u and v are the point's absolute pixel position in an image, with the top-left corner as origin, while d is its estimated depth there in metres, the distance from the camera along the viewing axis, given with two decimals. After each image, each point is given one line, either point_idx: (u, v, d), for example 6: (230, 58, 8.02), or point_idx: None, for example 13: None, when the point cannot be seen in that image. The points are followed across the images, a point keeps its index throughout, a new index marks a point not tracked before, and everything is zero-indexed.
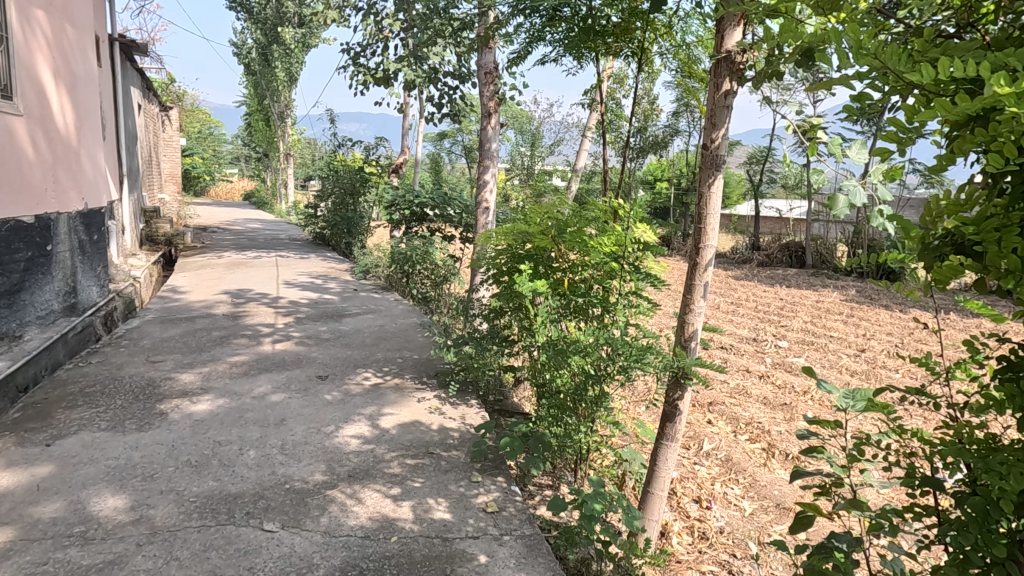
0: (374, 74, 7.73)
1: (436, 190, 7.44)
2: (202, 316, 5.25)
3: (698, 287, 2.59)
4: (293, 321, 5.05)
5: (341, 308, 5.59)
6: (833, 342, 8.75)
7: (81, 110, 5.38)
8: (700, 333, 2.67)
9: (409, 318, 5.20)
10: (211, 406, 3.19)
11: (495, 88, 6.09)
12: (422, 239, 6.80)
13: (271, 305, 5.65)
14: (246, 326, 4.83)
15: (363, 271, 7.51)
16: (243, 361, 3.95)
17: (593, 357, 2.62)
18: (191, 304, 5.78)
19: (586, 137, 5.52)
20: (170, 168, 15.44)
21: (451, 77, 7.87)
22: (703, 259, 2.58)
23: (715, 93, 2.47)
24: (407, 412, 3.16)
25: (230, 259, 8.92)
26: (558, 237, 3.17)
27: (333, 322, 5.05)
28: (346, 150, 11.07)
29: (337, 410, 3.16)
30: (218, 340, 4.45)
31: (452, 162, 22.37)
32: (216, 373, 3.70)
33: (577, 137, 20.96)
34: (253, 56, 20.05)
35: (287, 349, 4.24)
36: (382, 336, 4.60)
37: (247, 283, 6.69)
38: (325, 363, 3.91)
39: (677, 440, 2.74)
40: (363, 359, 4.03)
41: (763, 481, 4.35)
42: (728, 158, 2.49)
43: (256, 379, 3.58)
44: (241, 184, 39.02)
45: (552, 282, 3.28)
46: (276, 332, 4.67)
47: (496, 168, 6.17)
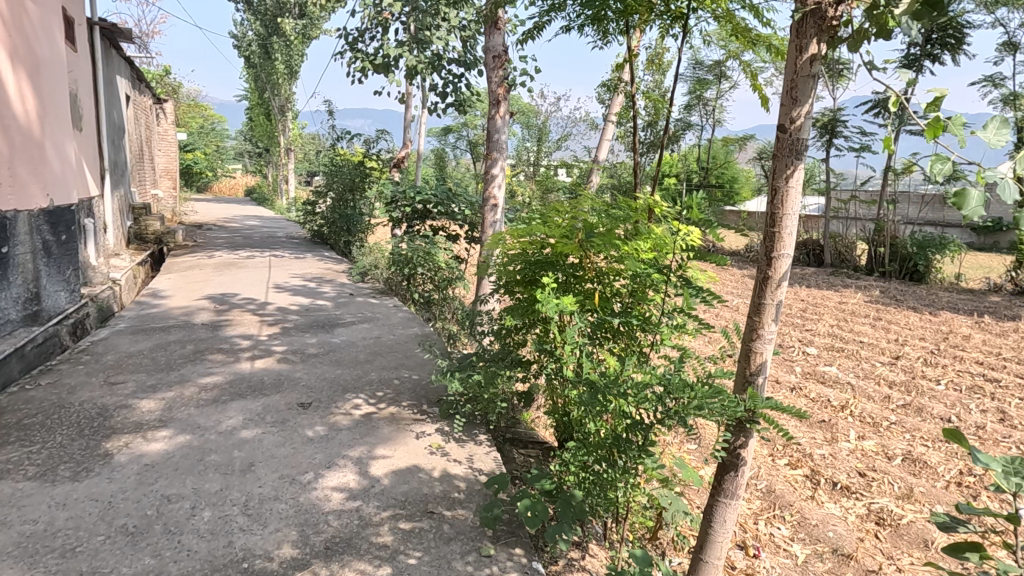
0: (372, 60, 7.18)
1: (440, 186, 6.89)
2: (179, 325, 4.72)
3: (770, 308, 2.05)
4: (279, 332, 4.50)
5: (335, 316, 5.05)
6: (864, 348, 8.17)
7: (46, 97, 4.81)
8: (770, 365, 2.13)
9: (410, 329, 4.65)
10: (168, 444, 2.65)
11: (504, 73, 5.53)
12: (424, 239, 6.24)
13: (257, 313, 5.12)
14: (226, 339, 4.29)
15: (360, 273, 6.97)
16: (216, 383, 3.41)
17: (637, 400, 2.02)
18: (170, 310, 5.25)
19: (612, 119, 4.81)
20: (165, 164, 14.91)
21: (456, 65, 7.33)
22: (777, 273, 2.03)
23: (797, 58, 1.90)
24: (404, 454, 2.61)
25: (220, 259, 8.40)
26: (586, 242, 2.63)
27: (324, 333, 4.50)
28: (346, 142, 10.16)
29: (319, 450, 2.61)
30: (192, 356, 3.91)
31: (456, 157, 21.84)
32: (181, 399, 3.16)
33: (585, 131, 20.40)
34: (252, 48, 19.51)
35: (267, 368, 3.69)
36: (377, 351, 4.06)
37: (234, 287, 6.16)
38: (310, 386, 3.36)
39: (738, 497, 2.19)
40: (354, 380, 3.48)
41: (814, 519, 3.79)
42: (811, 144, 1.94)
43: (227, 407, 3.04)
44: (242, 180, 38.55)
45: (578, 295, 2.74)
46: (257, 346, 4.13)
47: (505, 161, 5.62)
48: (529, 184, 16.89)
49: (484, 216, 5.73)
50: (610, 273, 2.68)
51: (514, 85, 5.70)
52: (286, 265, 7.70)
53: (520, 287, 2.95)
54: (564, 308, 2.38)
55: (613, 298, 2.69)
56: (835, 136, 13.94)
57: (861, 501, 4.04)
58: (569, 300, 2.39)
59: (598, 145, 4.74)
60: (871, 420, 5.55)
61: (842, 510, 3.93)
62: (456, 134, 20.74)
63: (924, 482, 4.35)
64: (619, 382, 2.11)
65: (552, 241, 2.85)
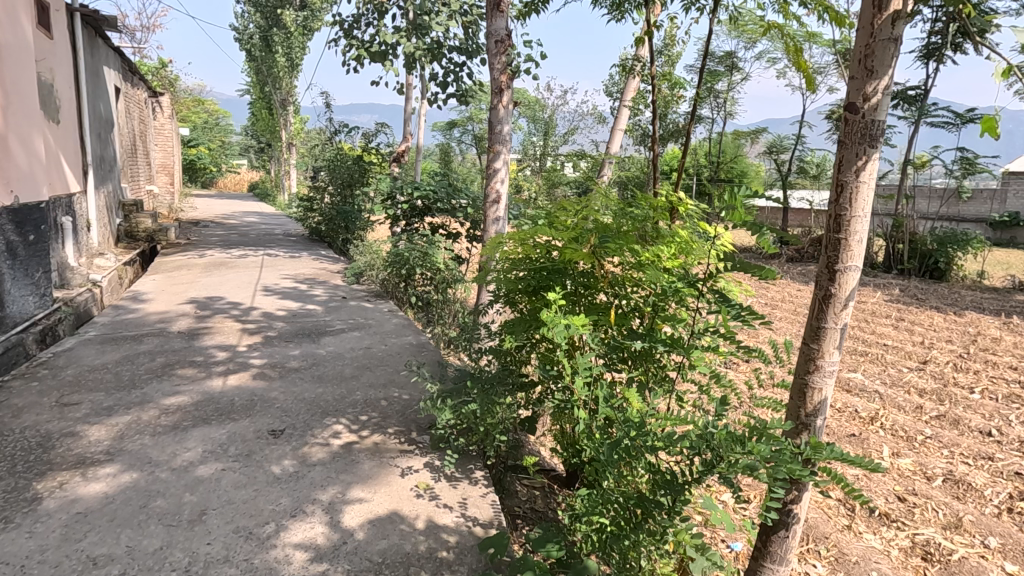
0: (368, 48, 6.76)
1: (440, 181, 6.46)
2: (153, 334, 4.33)
3: (832, 334, 1.65)
4: (260, 342, 4.11)
5: (324, 323, 4.65)
6: (889, 352, 7.71)
7: (8, 85, 4.42)
8: (830, 404, 1.72)
9: (403, 338, 4.26)
10: (110, 485, 2.26)
11: (508, 59, 5.11)
12: (422, 239, 5.85)
13: (239, 319, 4.72)
14: (201, 351, 3.90)
15: (355, 274, 6.55)
16: (180, 404, 3.02)
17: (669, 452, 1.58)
18: (148, 316, 4.87)
19: (627, 99, 4.27)
20: (161, 159, 14.54)
21: (457, 53, 6.90)
22: (841, 290, 1.62)
23: (875, 16, 1.49)
24: (385, 499, 2.21)
25: (212, 258, 8.03)
26: (599, 247, 2.24)
27: (309, 343, 4.11)
28: (344, 137, 9.71)
29: (285, 493, 2.22)
30: (160, 371, 3.52)
31: (461, 151, 21.43)
32: (137, 425, 2.77)
33: (593, 125, 19.92)
34: (253, 41, 19.12)
35: (241, 386, 3.30)
36: (366, 365, 3.66)
37: (219, 290, 5.77)
38: (285, 409, 2.97)
39: (787, 564, 1.79)
40: (336, 401, 3.08)
41: (854, 555, 3.37)
42: (889, 128, 1.53)
43: (186, 436, 2.64)
44: (247, 175, 38.23)
45: (590, 309, 2.34)
46: (233, 358, 3.74)
47: (508, 155, 5.20)
48: (534, 179, 16.46)
49: (485, 213, 5.31)
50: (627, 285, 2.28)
51: (518, 72, 5.28)
52: (280, 265, 7.32)
53: (524, 297, 2.55)
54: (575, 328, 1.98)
55: (631, 314, 2.28)
56: None
57: (904, 531, 3.61)
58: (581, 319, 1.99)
59: (612, 134, 4.26)
60: (904, 434, 5.12)
61: (884, 543, 3.51)
62: (462, 128, 20.41)
63: (972, 508, 3.92)
64: (643, 426, 1.71)
65: (559, 244, 2.45)
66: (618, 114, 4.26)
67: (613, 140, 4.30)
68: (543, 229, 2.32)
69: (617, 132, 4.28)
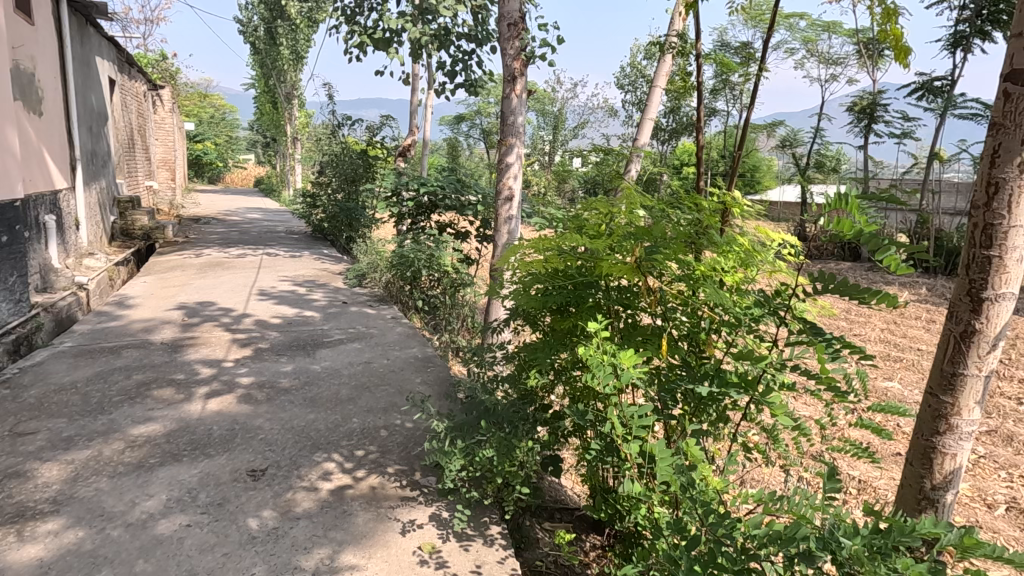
0: (371, 34, 6.34)
1: (447, 176, 6.04)
2: (133, 345, 3.94)
3: (973, 387, 1.28)
4: (250, 356, 3.72)
5: (322, 332, 4.26)
6: (925, 355, 7.12)
7: None
8: (963, 474, 1.36)
9: (407, 351, 3.87)
10: (48, 548, 1.86)
11: (521, 44, 4.67)
12: (428, 238, 5.46)
13: (230, 328, 4.34)
14: (183, 366, 3.51)
15: (357, 276, 6.02)
16: (150, 435, 2.62)
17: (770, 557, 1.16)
18: (131, 324, 4.48)
19: (659, 85, 3.81)
20: (162, 154, 14.16)
21: (466, 40, 6.46)
22: (989, 329, 1.27)
23: None
24: (382, 567, 1.81)
25: (209, 258, 7.65)
26: (646, 260, 1.83)
27: (304, 356, 3.72)
28: (347, 130, 9.23)
29: (260, 559, 1.83)
30: (133, 391, 3.13)
31: (470, 146, 21.08)
32: (96, 463, 2.37)
33: (604, 118, 19.47)
34: (257, 33, 18.70)
35: (222, 411, 2.90)
36: (364, 385, 3.25)
37: (212, 293, 5.39)
38: (271, 441, 2.57)
39: None
40: (329, 430, 2.69)
41: None
42: None
43: (151, 479, 2.24)
44: (254, 170, 37.90)
45: (632, 334, 1.94)
46: (218, 376, 3.35)
47: (522, 148, 4.78)
48: (544, 174, 16.01)
49: (497, 211, 4.88)
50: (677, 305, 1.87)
51: (533, 56, 4.83)
52: (279, 265, 6.93)
53: (550, 316, 2.15)
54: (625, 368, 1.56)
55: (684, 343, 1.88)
56: (874, 122, 13.07)
57: None
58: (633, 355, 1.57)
59: (640, 125, 3.81)
60: None
61: None
62: (470, 121, 20.04)
63: None
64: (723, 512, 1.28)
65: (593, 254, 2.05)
66: (648, 102, 3.81)
67: (643, 132, 3.84)
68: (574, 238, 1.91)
69: (647, 122, 3.83)
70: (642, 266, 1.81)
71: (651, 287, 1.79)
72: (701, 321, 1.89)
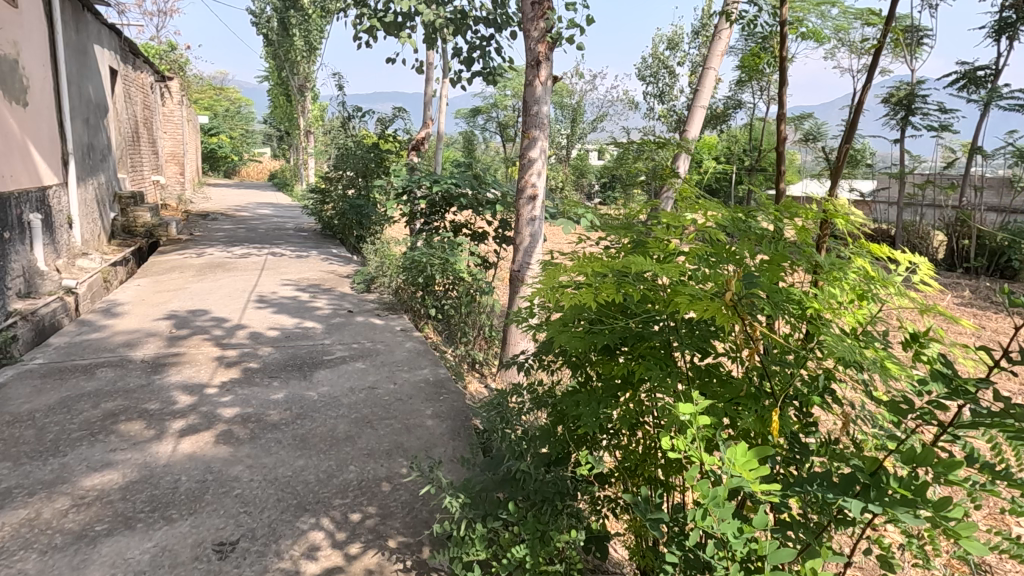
0: (381, 17, 5.84)
1: (463, 171, 5.54)
2: (110, 363, 3.50)
3: None
4: (239, 378, 3.28)
5: (323, 347, 3.81)
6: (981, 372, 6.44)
7: None
8: None
9: (417, 372, 3.41)
10: None
11: (547, 25, 4.15)
12: (441, 241, 4.98)
13: (221, 343, 3.90)
14: (160, 393, 3.06)
15: (365, 280, 5.59)
16: (103, 488, 2.16)
17: None
18: (113, 336, 4.05)
19: (712, 69, 3.27)
20: (171, 147, 13.77)
21: (484, 24, 5.94)
22: None
23: None
24: None
25: (210, 257, 7.24)
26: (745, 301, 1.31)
27: (299, 379, 3.26)
28: (358, 122, 8.76)
29: None
30: (97, 425, 2.67)
31: (486, 139, 20.53)
32: (29, 531, 1.91)
33: (624, 111, 18.92)
34: (270, 24, 18.29)
35: (195, 454, 2.43)
36: (366, 420, 2.77)
37: (207, 300, 4.96)
38: (248, 498, 2.11)
39: None
40: (320, 484, 2.22)
41: None
42: None
43: (91, 557, 1.79)
44: (269, 164, 37.64)
45: (721, 398, 1.41)
46: (198, 407, 2.90)
47: (547, 141, 4.27)
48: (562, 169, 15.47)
49: (518, 211, 4.38)
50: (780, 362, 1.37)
51: (561, 38, 4.30)
52: (283, 267, 6.49)
53: (600, 362, 1.64)
54: (743, 481, 1.06)
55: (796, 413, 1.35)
56: (911, 114, 12.35)
57: None
58: (751, 459, 1.08)
59: (690, 114, 3.27)
60: None
61: None
62: (486, 115, 19.54)
63: None
64: None
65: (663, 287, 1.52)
66: (699, 88, 3.28)
67: (692, 122, 3.31)
68: (642, 269, 1.41)
69: (698, 111, 3.31)
70: (742, 313, 1.30)
71: (756, 342, 1.28)
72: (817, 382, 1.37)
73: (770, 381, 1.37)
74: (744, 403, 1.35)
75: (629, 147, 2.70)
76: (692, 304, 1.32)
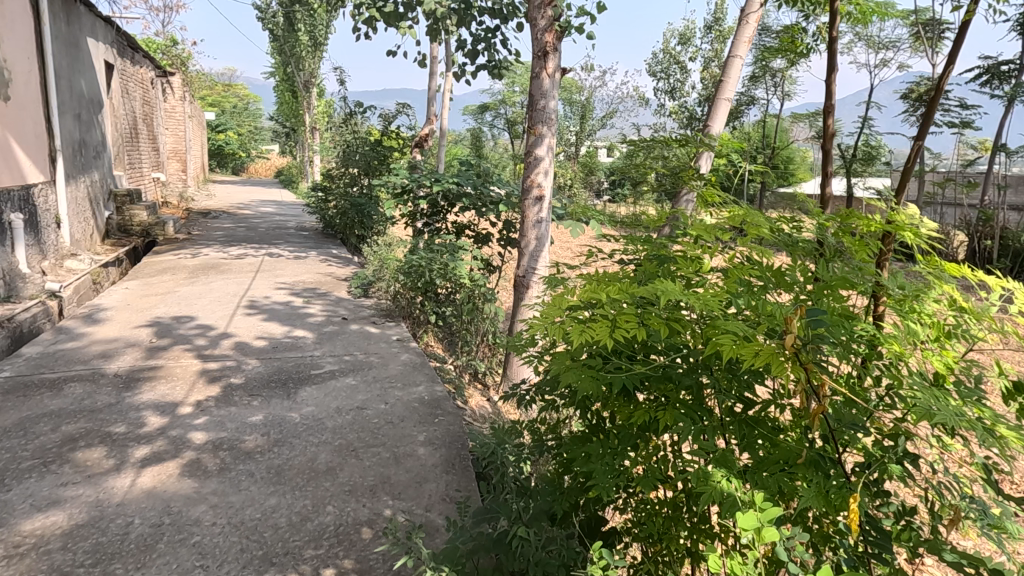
0: (381, 8, 5.55)
1: (466, 169, 5.25)
2: (80, 377, 3.23)
3: None
4: (217, 396, 3.00)
5: (312, 360, 3.53)
6: None
7: None
8: None
9: (412, 390, 3.12)
10: None
11: (555, 13, 3.86)
12: (443, 244, 4.69)
13: (204, 355, 3.62)
14: (128, 414, 2.78)
15: (362, 285, 5.31)
16: (42, 535, 1.88)
17: None
18: (90, 346, 3.78)
19: (738, 57, 2.96)
20: (173, 144, 13.54)
21: (490, 15, 5.64)
22: None
23: None
24: None
25: (206, 258, 6.98)
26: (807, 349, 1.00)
27: (282, 397, 2.98)
28: (360, 119, 8.47)
29: None
30: (51, 453, 2.40)
31: (494, 137, 20.22)
32: None
33: (634, 108, 18.57)
34: (275, 19, 18.08)
35: (155, 491, 2.15)
36: (350, 448, 2.49)
37: (196, 305, 4.69)
38: (206, 549, 1.83)
39: None
40: (291, 531, 1.93)
41: None
42: None
43: None
44: (277, 161, 37.51)
45: (773, 466, 1.10)
46: (167, 432, 2.62)
47: (554, 138, 3.99)
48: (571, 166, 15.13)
49: (523, 213, 4.09)
50: (850, 422, 1.07)
51: (569, 27, 3.99)
52: (279, 269, 6.21)
53: (613, 409, 1.33)
54: None
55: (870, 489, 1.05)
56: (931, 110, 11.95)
57: None
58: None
59: (714, 107, 2.97)
60: None
61: None
62: (494, 111, 19.25)
63: None
64: None
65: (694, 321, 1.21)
66: (724, 79, 2.97)
67: (716, 116, 3.01)
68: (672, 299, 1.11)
69: (722, 104, 3.00)
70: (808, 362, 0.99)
71: (821, 400, 0.98)
72: (898, 448, 1.06)
73: (837, 447, 1.06)
74: (803, 476, 1.05)
75: (644, 143, 2.40)
76: (739, 348, 1.01)
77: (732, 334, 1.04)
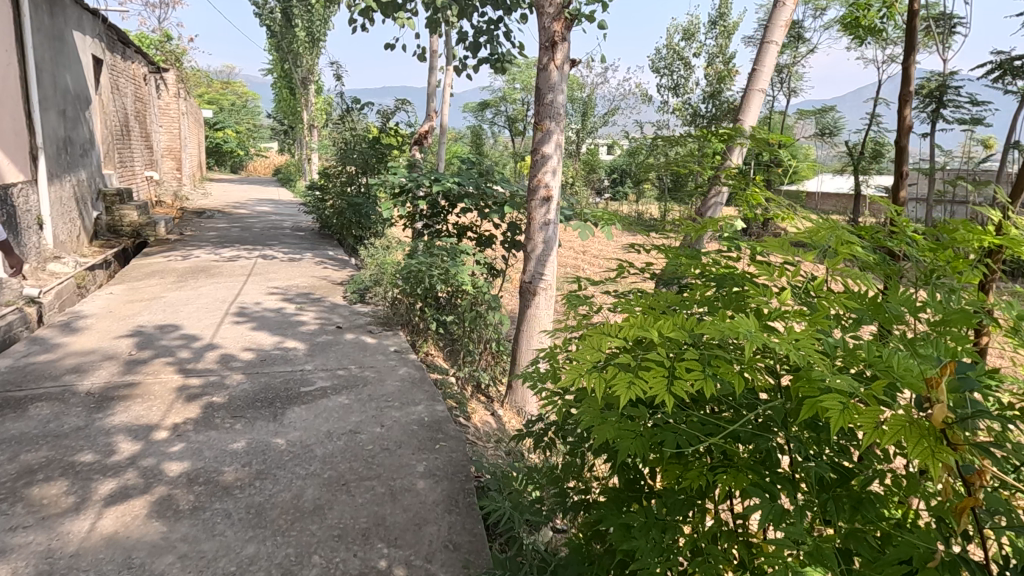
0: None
1: (467, 167, 4.97)
2: (49, 396, 2.95)
3: None
4: (197, 418, 2.72)
5: (303, 375, 3.26)
6: None
7: None
8: None
9: (410, 410, 2.84)
10: None
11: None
12: (444, 247, 4.41)
13: (185, 369, 3.34)
14: (96, 440, 2.50)
15: (359, 290, 5.04)
16: None
17: None
18: (64, 358, 3.51)
19: (774, 42, 2.69)
20: (168, 142, 13.26)
21: (493, 6, 5.36)
22: None
23: None
24: None
25: (197, 261, 6.71)
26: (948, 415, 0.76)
27: (268, 420, 2.71)
28: (358, 116, 8.20)
29: None
30: (5, 489, 2.13)
31: (495, 134, 19.96)
32: None
33: (637, 105, 18.28)
34: (273, 15, 17.79)
35: (116, 537, 1.88)
36: (341, 482, 2.21)
37: (182, 313, 4.42)
38: None
39: None
40: None
41: None
42: None
43: None
44: (275, 158, 37.22)
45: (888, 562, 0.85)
46: (138, 462, 2.35)
47: (564, 134, 3.71)
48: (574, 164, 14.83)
49: (530, 215, 3.81)
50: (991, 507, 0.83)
51: (579, 15, 3.71)
52: (271, 273, 5.92)
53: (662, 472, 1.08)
54: None
55: None
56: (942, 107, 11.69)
57: None
58: None
59: (747, 98, 2.70)
60: None
61: None
62: (495, 108, 18.97)
63: None
64: None
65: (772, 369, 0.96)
66: (757, 68, 2.71)
67: (748, 108, 2.73)
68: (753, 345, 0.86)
69: (754, 96, 2.74)
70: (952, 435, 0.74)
71: (974, 491, 0.74)
72: None
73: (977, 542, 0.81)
74: None
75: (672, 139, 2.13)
76: (854, 415, 0.76)
77: (838, 397, 0.79)
